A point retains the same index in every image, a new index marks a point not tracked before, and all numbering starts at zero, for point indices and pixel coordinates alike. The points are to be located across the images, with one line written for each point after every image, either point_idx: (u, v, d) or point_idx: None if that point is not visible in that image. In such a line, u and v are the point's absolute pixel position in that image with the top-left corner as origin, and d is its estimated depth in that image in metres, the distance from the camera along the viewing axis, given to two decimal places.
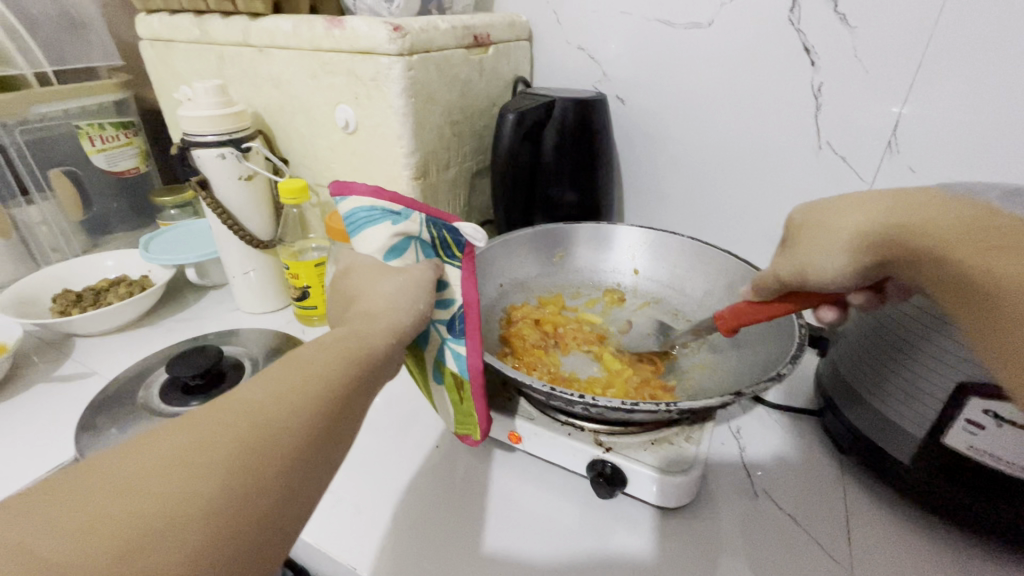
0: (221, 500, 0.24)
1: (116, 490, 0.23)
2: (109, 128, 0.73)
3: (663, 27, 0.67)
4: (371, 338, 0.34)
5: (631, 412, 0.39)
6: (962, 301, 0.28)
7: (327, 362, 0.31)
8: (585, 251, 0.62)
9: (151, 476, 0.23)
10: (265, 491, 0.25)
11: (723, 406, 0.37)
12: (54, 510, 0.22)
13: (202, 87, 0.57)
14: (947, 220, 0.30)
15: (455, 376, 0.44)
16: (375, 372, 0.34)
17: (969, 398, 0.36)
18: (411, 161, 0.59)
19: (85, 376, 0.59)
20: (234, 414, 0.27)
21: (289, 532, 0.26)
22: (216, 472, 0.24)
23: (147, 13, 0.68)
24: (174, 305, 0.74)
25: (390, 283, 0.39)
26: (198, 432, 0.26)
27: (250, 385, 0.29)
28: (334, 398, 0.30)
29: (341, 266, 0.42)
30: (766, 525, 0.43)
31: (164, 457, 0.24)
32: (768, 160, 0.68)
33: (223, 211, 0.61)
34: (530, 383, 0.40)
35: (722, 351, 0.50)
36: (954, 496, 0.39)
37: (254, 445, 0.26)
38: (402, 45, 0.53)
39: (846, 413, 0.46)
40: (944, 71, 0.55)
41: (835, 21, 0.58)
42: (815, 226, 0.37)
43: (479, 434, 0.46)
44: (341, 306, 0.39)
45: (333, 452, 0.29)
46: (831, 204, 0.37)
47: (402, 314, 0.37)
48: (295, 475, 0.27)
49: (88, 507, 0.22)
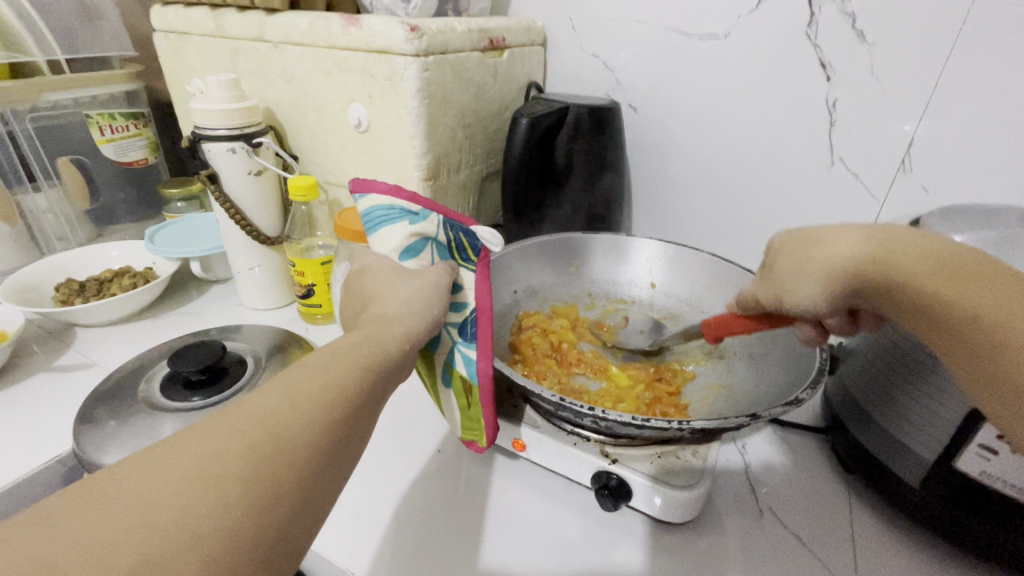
0: (239, 512, 0.23)
1: (135, 500, 0.22)
2: (119, 119, 0.73)
3: (680, 38, 0.66)
4: (386, 345, 0.34)
5: (640, 428, 0.38)
6: (952, 348, 0.29)
7: (342, 368, 0.31)
8: (602, 262, 0.62)
9: (169, 488, 0.23)
10: (282, 500, 0.25)
11: (738, 427, 0.37)
12: (72, 519, 0.22)
13: (215, 80, 0.57)
14: (919, 256, 0.31)
15: (463, 380, 0.43)
16: (388, 378, 0.33)
17: (983, 423, 0.35)
18: (422, 162, 0.59)
19: (85, 366, 0.59)
20: (250, 422, 0.26)
21: (303, 541, 0.26)
22: (233, 483, 0.24)
23: (163, 5, 0.68)
24: (177, 298, 0.73)
25: (405, 286, 0.38)
26: (215, 440, 0.25)
27: (266, 391, 0.28)
28: (349, 404, 0.30)
29: (357, 265, 0.42)
30: (772, 545, 0.43)
31: (179, 468, 0.24)
32: (778, 174, 0.67)
33: (231, 205, 0.61)
34: (539, 392, 0.40)
35: (739, 371, 0.49)
36: (964, 522, 0.38)
37: (270, 455, 0.25)
38: (419, 45, 0.52)
39: (856, 434, 0.46)
40: (961, 92, 0.55)
41: (852, 38, 0.58)
42: (791, 255, 0.37)
43: (485, 440, 0.46)
44: (355, 306, 0.39)
45: (347, 457, 0.29)
46: (806, 232, 0.37)
47: (417, 319, 0.36)
48: (309, 485, 0.26)
49: (107, 517, 0.22)
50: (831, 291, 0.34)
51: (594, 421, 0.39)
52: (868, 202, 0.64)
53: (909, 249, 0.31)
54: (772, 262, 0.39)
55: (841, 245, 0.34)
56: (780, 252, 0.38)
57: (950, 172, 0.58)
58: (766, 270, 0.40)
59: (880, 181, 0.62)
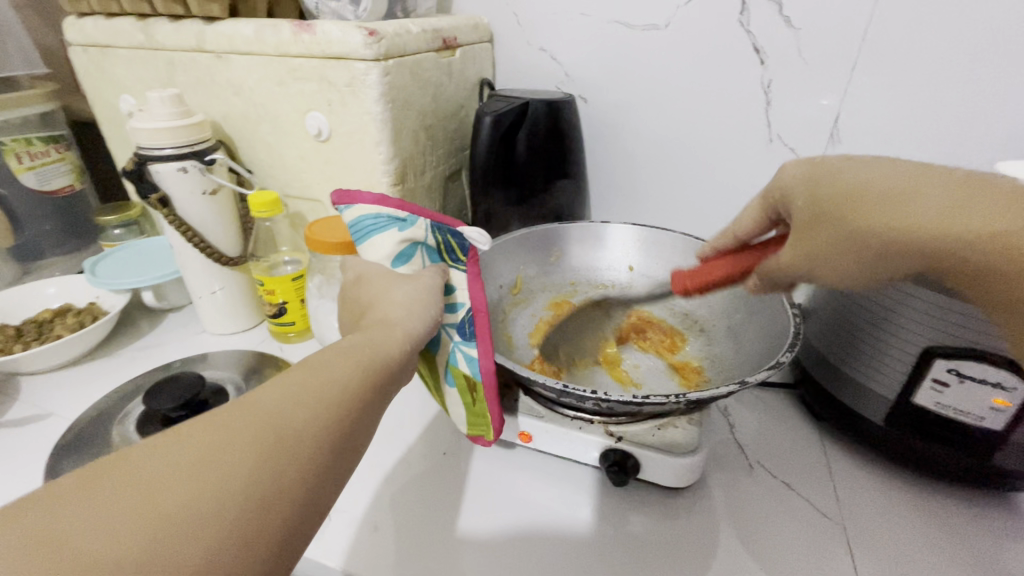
0: (242, 501, 0.24)
1: (140, 486, 0.23)
2: (37, 143, 0.66)
3: (625, 29, 0.69)
4: (386, 345, 0.33)
5: (640, 406, 0.40)
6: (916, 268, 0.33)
7: (342, 367, 0.31)
8: (580, 249, 0.63)
9: (176, 474, 0.23)
10: (285, 497, 0.25)
11: (729, 395, 0.39)
12: (81, 502, 0.22)
13: (157, 97, 0.53)
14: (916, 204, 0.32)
15: (466, 378, 0.43)
16: (391, 378, 0.33)
17: (934, 360, 0.40)
18: (389, 168, 0.58)
19: (41, 418, 0.54)
20: (255, 419, 0.26)
21: (302, 540, 0.26)
22: (238, 475, 0.24)
23: (79, 16, 0.63)
24: (129, 333, 0.68)
25: (401, 291, 0.38)
26: (221, 433, 0.25)
27: (271, 388, 0.28)
28: (350, 405, 0.29)
29: (350, 275, 0.41)
30: (765, 494, 0.47)
31: (183, 459, 0.24)
32: (725, 152, 0.72)
33: (187, 228, 0.57)
34: (541, 380, 0.41)
35: (719, 344, 0.53)
36: (925, 448, 0.44)
37: (273, 450, 0.25)
38: (378, 50, 0.51)
39: (825, 386, 0.50)
40: (878, 69, 0.61)
41: (780, 23, 0.63)
42: (897, 191, 0.33)
43: (492, 433, 0.45)
44: (353, 314, 0.38)
45: (351, 455, 0.29)
46: (830, 172, 0.36)
47: (416, 321, 0.36)
48: (311, 482, 0.26)
49: (115, 500, 0.22)
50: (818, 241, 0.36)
51: (596, 403, 0.41)
52: None
53: (957, 204, 0.31)
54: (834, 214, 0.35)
55: (887, 211, 0.33)
56: (811, 188, 0.37)
57: (871, 140, 0.65)
58: (810, 221, 0.37)
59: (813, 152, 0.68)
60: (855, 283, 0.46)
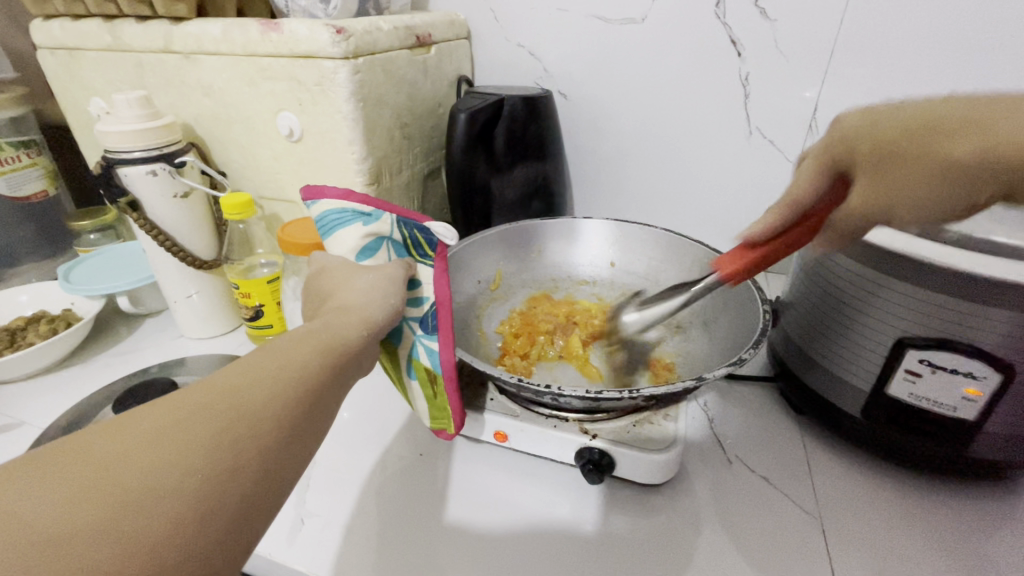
0: (202, 473, 0.23)
1: (95, 462, 0.22)
2: (7, 148, 0.65)
3: (602, 24, 0.69)
4: (345, 330, 0.33)
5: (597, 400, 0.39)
6: None
7: (301, 350, 0.30)
8: (559, 245, 0.63)
9: (132, 449, 0.23)
10: (245, 467, 0.25)
11: (688, 390, 0.39)
12: (36, 476, 0.22)
13: (123, 99, 0.52)
14: None
15: (427, 371, 0.43)
16: (352, 360, 0.33)
17: (907, 351, 0.40)
18: (363, 167, 0.57)
19: (11, 427, 0.53)
20: (214, 397, 0.26)
21: (267, 514, 0.26)
22: (196, 447, 0.24)
23: (46, 19, 0.62)
24: (106, 338, 0.68)
25: (361, 280, 0.37)
26: (178, 410, 0.25)
27: (228, 370, 0.28)
28: (312, 382, 0.29)
29: (315, 267, 0.41)
30: (743, 489, 0.46)
31: (140, 433, 0.24)
32: (705, 146, 0.72)
33: (159, 232, 0.57)
34: (499, 375, 0.41)
35: (695, 340, 0.53)
36: (901, 440, 0.43)
37: (231, 426, 0.25)
38: (347, 48, 0.51)
39: (803, 379, 0.50)
40: (854, 60, 0.61)
41: (757, 15, 0.62)
42: (956, 117, 0.29)
43: (454, 426, 0.46)
44: (313, 304, 0.38)
45: (313, 432, 0.29)
46: (895, 116, 0.32)
47: (376, 308, 0.36)
48: (273, 456, 0.26)
49: (68, 474, 0.22)
50: (952, 186, 0.29)
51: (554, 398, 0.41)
52: (785, 166, 0.70)
53: None
54: (901, 152, 0.30)
55: (934, 129, 0.29)
56: (868, 132, 0.32)
57: None
58: (883, 159, 0.31)
59: (793, 145, 0.68)
60: (832, 274, 0.46)
